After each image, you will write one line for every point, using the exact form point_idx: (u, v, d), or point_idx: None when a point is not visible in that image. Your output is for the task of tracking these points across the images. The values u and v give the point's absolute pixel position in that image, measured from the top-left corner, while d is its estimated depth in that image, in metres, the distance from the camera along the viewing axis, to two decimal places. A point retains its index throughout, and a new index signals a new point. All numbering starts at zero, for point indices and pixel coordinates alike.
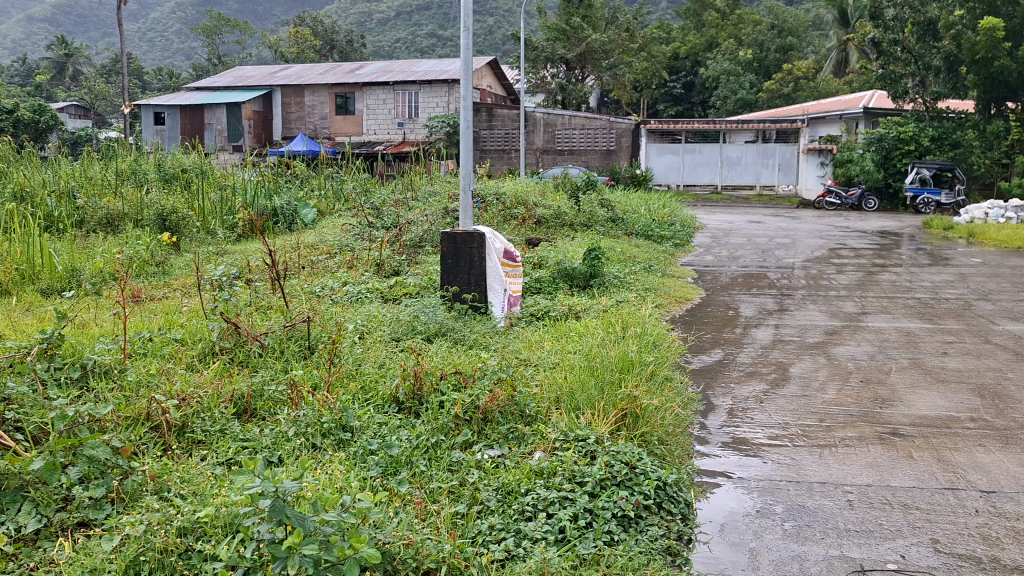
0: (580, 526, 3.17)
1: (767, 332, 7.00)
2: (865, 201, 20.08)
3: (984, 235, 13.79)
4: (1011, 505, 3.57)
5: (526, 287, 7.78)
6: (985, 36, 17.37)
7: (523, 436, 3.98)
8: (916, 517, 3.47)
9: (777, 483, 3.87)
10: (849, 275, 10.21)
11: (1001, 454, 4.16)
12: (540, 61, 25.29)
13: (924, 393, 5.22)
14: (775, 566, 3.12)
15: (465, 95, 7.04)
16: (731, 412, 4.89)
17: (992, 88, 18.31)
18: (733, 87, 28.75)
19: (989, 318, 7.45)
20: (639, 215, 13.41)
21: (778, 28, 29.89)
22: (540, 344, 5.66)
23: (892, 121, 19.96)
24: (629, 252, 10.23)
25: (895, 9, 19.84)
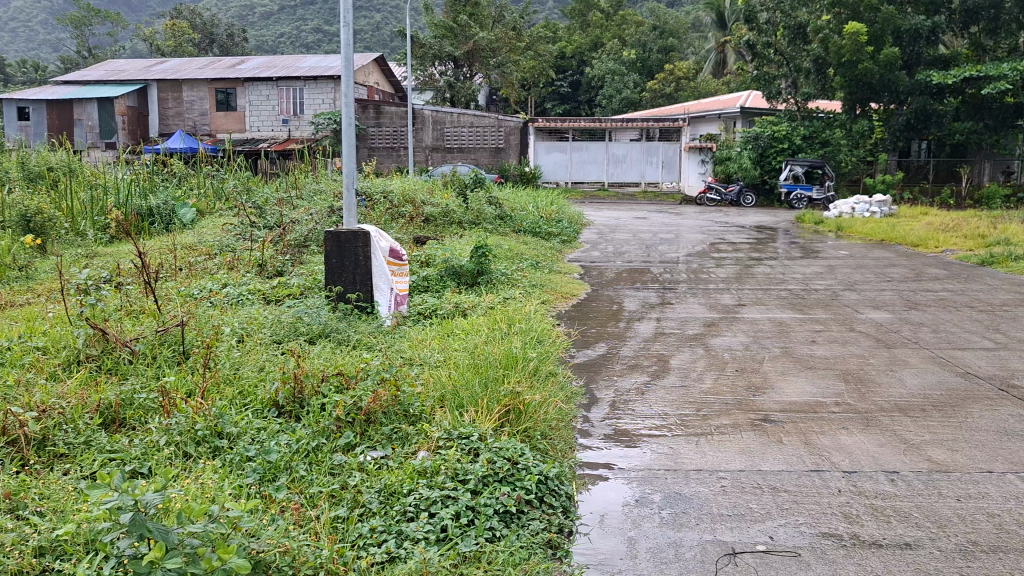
0: (462, 524, 3.15)
1: (649, 325, 7.19)
2: (743, 197, 20.72)
3: (852, 229, 14.61)
4: (869, 484, 3.77)
5: (413, 286, 7.69)
6: (850, 40, 18.30)
7: (407, 436, 3.93)
8: (784, 499, 3.63)
9: (655, 472, 3.97)
10: (728, 268, 10.59)
11: (861, 436, 4.40)
12: (428, 59, 25.21)
13: (794, 379, 5.48)
14: (652, 553, 3.19)
15: (346, 91, 6.89)
16: (613, 405, 4.99)
17: (857, 89, 19.35)
18: (618, 86, 29.40)
19: (854, 307, 7.89)
20: (527, 212, 13.53)
21: (659, 29, 30.62)
22: (426, 343, 5.60)
23: (767, 120, 20.93)
24: (517, 249, 10.30)
25: (768, 12, 20.97)
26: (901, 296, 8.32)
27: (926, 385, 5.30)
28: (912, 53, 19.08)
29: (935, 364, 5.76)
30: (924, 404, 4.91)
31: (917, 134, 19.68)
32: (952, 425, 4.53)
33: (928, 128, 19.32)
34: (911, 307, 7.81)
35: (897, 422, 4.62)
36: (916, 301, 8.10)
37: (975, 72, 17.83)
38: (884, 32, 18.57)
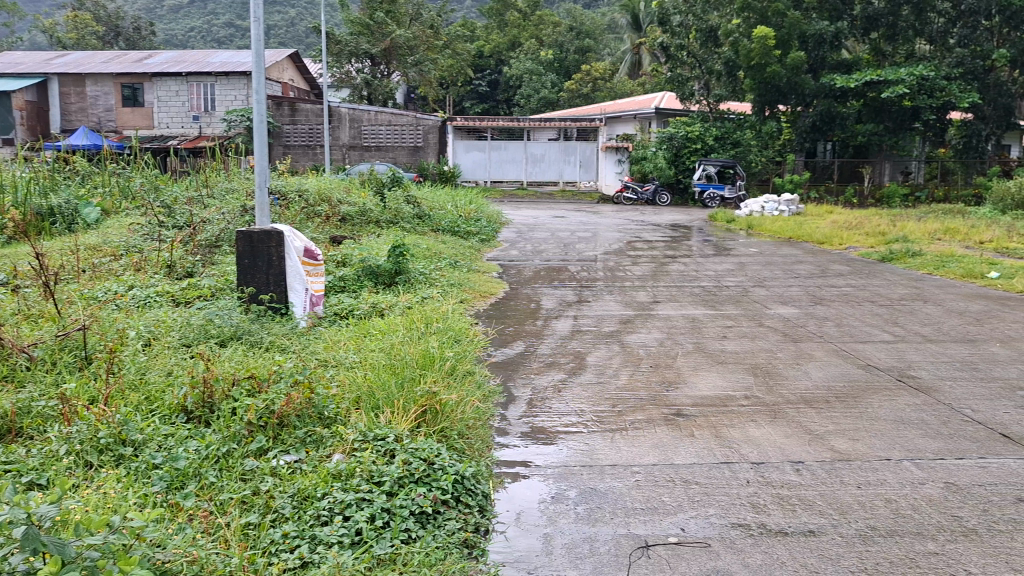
0: (376, 526, 3.11)
1: (565, 323, 7.26)
2: (659, 197, 21.27)
3: (762, 228, 14.96)
4: (776, 474, 3.89)
5: (329, 286, 7.59)
6: (758, 44, 18.82)
7: (321, 439, 3.87)
8: (695, 491, 3.72)
9: (571, 469, 4.02)
10: (643, 266, 10.78)
11: (769, 428, 4.54)
12: (345, 56, 24.86)
13: (706, 374, 5.62)
14: (567, 549, 3.23)
15: (257, 88, 6.73)
16: (530, 403, 5.01)
17: (766, 92, 19.99)
18: (535, 86, 29.65)
19: (763, 302, 8.14)
20: (446, 211, 13.50)
21: (575, 29, 30.93)
22: (342, 343, 5.53)
23: (681, 121, 21.21)
24: (435, 248, 10.26)
25: (680, 16, 21.39)
26: (807, 292, 8.62)
27: (829, 377, 5.51)
28: (817, 57, 19.86)
29: (838, 357, 5.99)
30: (828, 396, 5.09)
31: (822, 135, 20.48)
32: (853, 415, 4.72)
33: (832, 130, 20.21)
34: (816, 302, 8.10)
35: (803, 413, 4.78)
36: (821, 296, 8.40)
37: (876, 76, 18.69)
38: (791, 36, 19.17)
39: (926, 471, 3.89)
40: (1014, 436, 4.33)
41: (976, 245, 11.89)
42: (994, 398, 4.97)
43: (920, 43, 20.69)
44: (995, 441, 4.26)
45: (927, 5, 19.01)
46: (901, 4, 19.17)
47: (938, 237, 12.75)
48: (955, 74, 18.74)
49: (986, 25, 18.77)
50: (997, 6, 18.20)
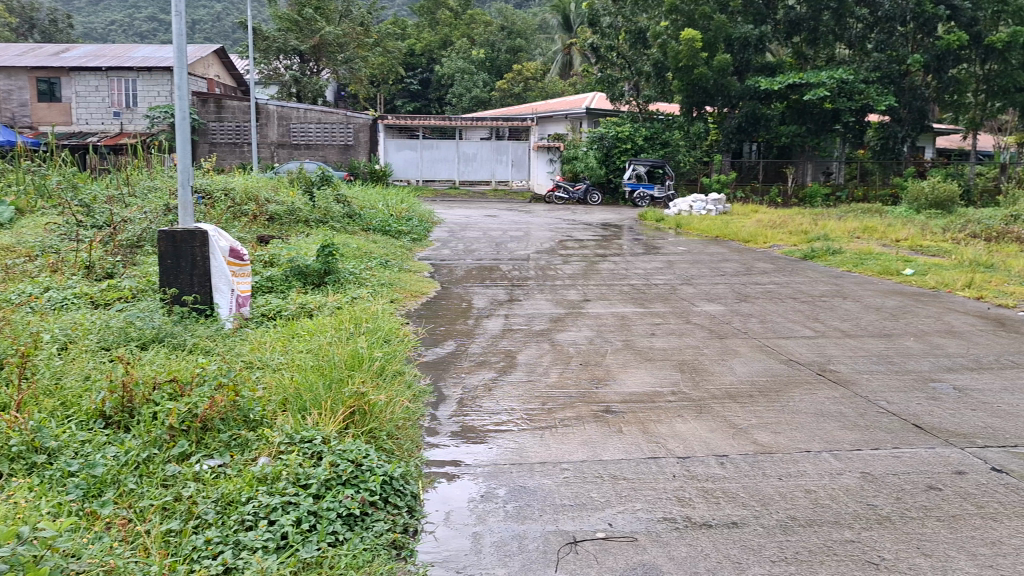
0: (303, 530, 3.06)
1: (496, 322, 7.26)
2: (590, 195, 21.36)
3: (689, 227, 15.21)
4: (701, 468, 3.98)
5: (256, 287, 7.44)
6: (686, 46, 19.18)
7: (246, 442, 3.80)
8: (623, 486, 3.77)
9: (501, 467, 4.03)
10: (574, 265, 10.86)
11: (694, 423, 4.63)
12: (272, 52, 24.35)
13: (634, 371, 5.70)
14: (496, 547, 3.23)
15: (179, 84, 6.55)
16: (461, 402, 5.01)
17: (693, 93, 20.52)
18: (467, 85, 29.58)
19: (690, 300, 8.29)
20: (377, 210, 13.37)
21: (507, 29, 31.00)
22: (269, 345, 5.43)
23: (611, 120, 21.30)
24: (365, 248, 10.15)
25: (610, 18, 21.56)
26: (733, 290, 8.81)
27: (753, 372, 5.64)
28: (742, 60, 20.24)
29: (761, 353, 6.14)
30: (751, 390, 5.22)
31: (748, 135, 20.80)
32: (775, 409, 4.86)
33: (757, 131, 20.60)
34: (741, 299, 8.29)
35: (728, 407, 4.89)
36: (746, 293, 8.60)
37: (799, 78, 19.33)
38: (716, 39, 19.60)
39: (844, 462, 4.01)
40: (926, 426, 4.51)
41: (893, 243, 12.33)
42: (907, 390, 5.17)
43: (840, 47, 21.39)
44: (907, 431, 4.43)
45: (846, 11, 19.76)
46: (822, 9, 19.85)
47: (857, 236, 13.17)
48: (873, 78, 19.43)
49: (902, 31, 19.44)
50: (912, 13, 18.98)
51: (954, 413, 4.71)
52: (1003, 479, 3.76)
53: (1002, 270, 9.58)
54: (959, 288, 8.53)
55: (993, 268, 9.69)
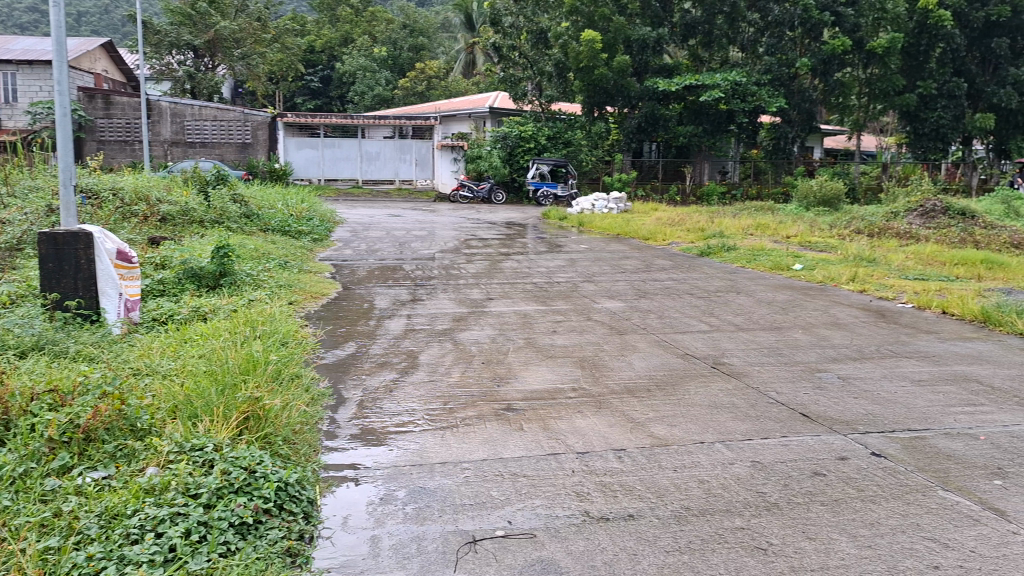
0: (192, 542, 2.94)
1: (398, 323, 7.20)
2: (493, 194, 21.24)
3: (591, 224, 15.45)
4: (600, 462, 4.04)
5: (146, 290, 7.16)
6: (586, 47, 19.47)
7: (133, 453, 3.64)
8: (522, 483, 3.79)
9: (400, 469, 3.99)
10: (478, 264, 10.87)
11: (594, 418, 4.70)
12: (165, 47, 23.49)
13: (536, 368, 5.74)
14: (394, 550, 3.20)
15: (59, 78, 6.22)
16: (360, 404, 4.94)
17: (595, 93, 20.93)
18: (369, 83, 29.27)
19: (591, 297, 8.41)
20: (275, 210, 13.07)
21: (408, 26, 30.37)
22: (160, 350, 5.22)
23: (514, 120, 21.24)
24: (263, 249, 9.91)
25: (512, 17, 21.61)
26: (632, 287, 8.98)
27: (651, 367, 5.76)
28: (641, 62, 20.70)
29: (658, 348, 6.28)
30: (649, 384, 5.33)
31: (647, 136, 21.47)
32: (671, 402, 4.97)
33: (656, 131, 21.22)
34: (640, 296, 8.45)
35: (626, 402, 4.99)
36: (645, 290, 8.78)
37: (694, 81, 19.91)
38: (616, 40, 20.00)
39: (735, 452, 4.14)
40: (812, 414, 4.71)
41: (783, 239, 12.83)
42: (795, 380, 5.39)
43: (733, 50, 22.16)
44: (795, 420, 4.61)
45: (738, 15, 20.50)
46: (715, 13, 20.56)
47: (750, 232, 13.63)
48: (764, 81, 20.31)
49: (790, 35, 20.26)
50: (799, 18, 19.78)
51: (838, 401, 4.92)
52: (882, 463, 3.95)
53: (883, 264, 10.09)
54: (843, 282, 8.93)
55: (875, 263, 10.20)
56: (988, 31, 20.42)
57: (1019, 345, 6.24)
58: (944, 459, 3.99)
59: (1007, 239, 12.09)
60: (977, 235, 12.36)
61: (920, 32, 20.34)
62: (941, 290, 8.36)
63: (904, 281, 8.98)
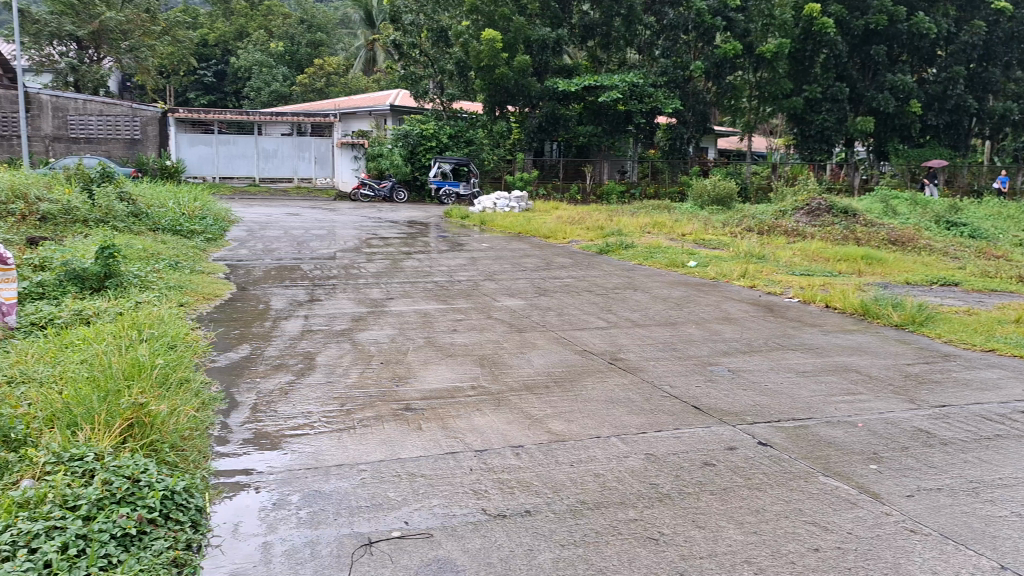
0: (70, 556, 2.78)
1: (295, 323, 7.05)
2: (395, 193, 20.95)
3: (493, 224, 15.43)
4: (498, 460, 4.05)
5: (24, 293, 6.77)
6: (487, 46, 19.49)
7: (6, 466, 3.44)
8: (420, 484, 3.76)
9: (295, 473, 3.90)
10: (378, 263, 10.74)
11: (492, 416, 4.71)
12: (44, 37, 22.17)
13: (435, 367, 5.72)
14: (287, 555, 3.12)
15: None
16: (254, 408, 4.81)
17: (496, 93, 20.99)
18: (266, 79, 28.51)
19: (492, 295, 8.44)
20: (166, 208, 12.58)
21: (306, 22, 29.62)
22: (37, 357, 4.94)
23: (416, 119, 21.11)
24: (152, 249, 9.52)
25: (412, 15, 21.45)
26: (532, 284, 9.05)
27: (549, 364, 5.82)
28: (541, 62, 21.00)
29: (557, 345, 6.35)
30: (547, 381, 5.39)
31: (548, 136, 21.78)
32: (568, 398, 5.04)
33: (557, 131, 21.54)
34: (540, 293, 8.53)
35: (525, 399, 5.03)
36: (545, 287, 8.87)
37: (594, 81, 20.23)
38: (516, 40, 20.09)
39: (630, 445, 4.23)
40: (703, 407, 4.85)
41: (679, 237, 13.18)
42: (688, 374, 5.55)
43: (631, 52, 22.65)
44: (687, 413, 4.74)
45: (635, 18, 20.89)
46: (613, 15, 20.84)
47: (648, 230, 13.96)
48: (660, 83, 20.83)
49: (685, 39, 20.96)
50: (694, 22, 20.53)
51: (728, 393, 5.09)
52: (769, 452, 4.11)
53: (771, 261, 10.48)
54: (735, 278, 9.25)
55: (764, 259, 10.59)
56: (868, 38, 21.50)
57: (894, 336, 6.59)
58: (825, 447, 4.17)
59: (885, 236, 12.75)
60: (858, 233, 12.99)
61: (806, 38, 21.29)
62: (825, 286, 8.75)
63: (791, 277, 9.36)
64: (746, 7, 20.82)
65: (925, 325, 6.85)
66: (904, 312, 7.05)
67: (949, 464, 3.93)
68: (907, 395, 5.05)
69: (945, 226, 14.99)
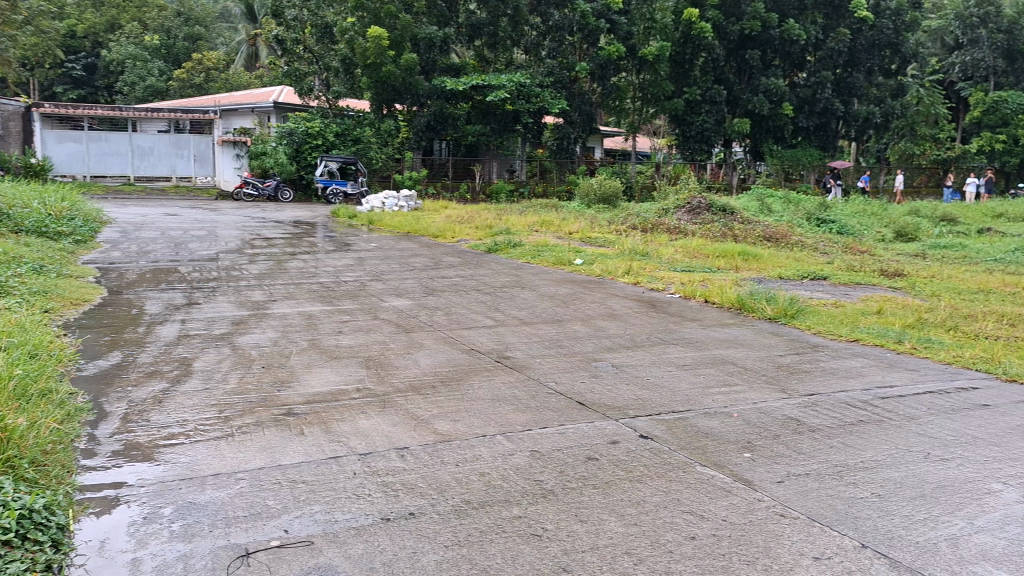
0: None
1: (172, 328, 6.76)
2: (280, 192, 20.28)
3: (381, 224, 15.20)
4: (382, 463, 3.99)
5: None
6: (373, 43, 19.37)
7: None
8: (301, 490, 3.67)
9: (168, 484, 3.73)
10: (261, 264, 10.43)
11: (378, 418, 4.64)
12: None
13: (319, 370, 5.60)
14: (157, 571, 2.98)
15: None
16: (125, 418, 4.58)
17: (382, 91, 20.73)
18: (140, 74, 26.91)
19: (379, 296, 8.34)
20: (30, 209, 11.85)
21: (184, 15, 28.95)
22: None
23: (301, 116, 20.68)
24: (13, 252, 8.92)
25: (294, 10, 21.03)
26: (420, 284, 8.98)
27: (436, 364, 5.79)
28: (428, 60, 20.89)
29: (444, 344, 6.32)
30: (434, 381, 5.36)
31: (437, 134, 21.50)
32: (455, 397, 5.03)
33: (445, 130, 21.32)
34: (428, 293, 8.48)
35: (411, 400, 4.98)
36: (433, 287, 8.83)
37: (480, 80, 20.32)
38: (403, 38, 20.03)
39: (516, 442, 4.25)
40: (587, 402, 4.93)
41: (566, 236, 13.33)
42: (573, 370, 5.63)
43: (517, 52, 22.79)
44: (572, 408, 4.80)
45: (521, 19, 21.14)
46: (500, 15, 21.06)
47: (536, 228, 14.13)
48: (546, 83, 21.06)
49: (569, 40, 21.12)
50: (579, 24, 20.86)
51: (612, 388, 5.19)
52: (649, 445, 4.20)
53: (654, 258, 10.76)
54: (619, 275, 9.44)
55: (647, 256, 10.87)
56: (743, 43, 22.40)
57: (768, 329, 6.89)
58: (702, 438, 4.30)
59: (760, 233, 13.30)
60: (735, 230, 13.50)
61: (686, 42, 22.02)
62: (704, 281, 9.06)
63: (672, 273, 9.63)
64: (629, 10, 21.53)
65: (797, 317, 7.18)
66: (777, 306, 7.38)
67: (816, 450, 4.12)
68: (779, 385, 5.28)
69: (815, 223, 15.78)
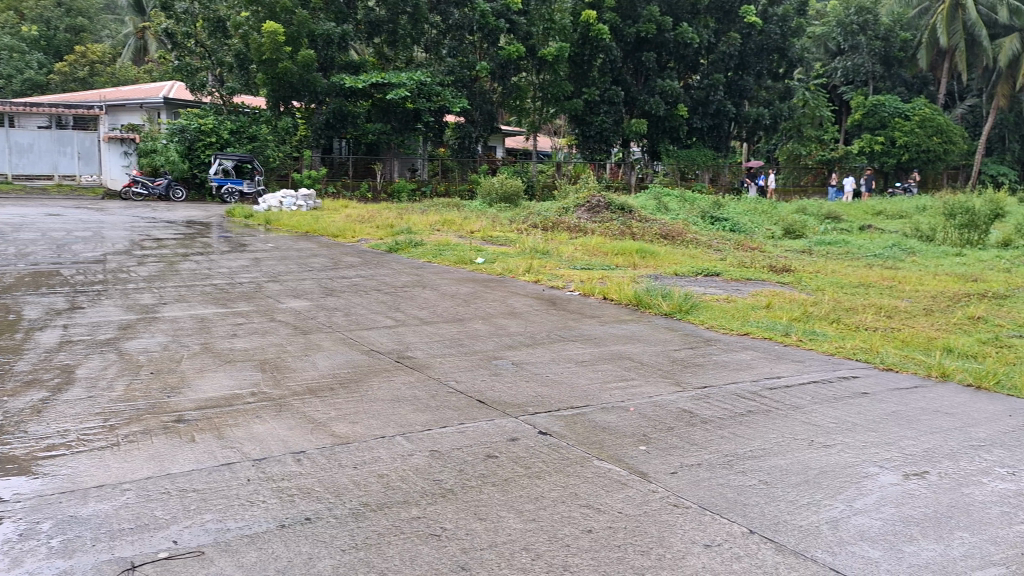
0: None
1: (52, 334, 6.42)
2: (172, 190, 19.59)
3: (278, 224, 14.82)
4: (277, 467, 3.90)
5: None
6: (268, 38, 18.99)
7: None
8: (191, 499, 3.54)
9: (47, 499, 3.55)
10: (150, 266, 10.01)
11: (273, 422, 4.53)
12: None
13: (212, 374, 5.42)
14: None
15: None
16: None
17: (279, 88, 20.27)
18: (17, 66, 25.83)
19: (275, 297, 8.15)
20: None
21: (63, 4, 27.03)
22: None
23: (192, 112, 19.97)
24: None
25: (185, 3, 20.31)
26: (319, 285, 8.82)
27: (335, 365, 5.69)
28: (326, 57, 20.53)
29: (344, 345, 6.23)
30: (332, 383, 5.27)
31: (336, 132, 21.10)
32: (354, 398, 4.96)
33: (345, 128, 20.95)
34: (327, 294, 8.33)
35: (308, 403, 4.88)
36: (332, 287, 8.69)
37: (380, 78, 20.15)
38: (299, 34, 19.69)
39: (415, 443, 4.22)
40: (487, 400, 4.95)
41: (467, 235, 13.32)
42: (473, 368, 5.64)
43: (417, 51, 22.62)
44: (472, 407, 4.81)
45: (422, 17, 20.98)
46: (399, 13, 20.81)
47: (437, 228, 14.08)
48: (447, 82, 21.04)
49: (469, 39, 21.51)
50: (478, 23, 21.08)
51: (511, 386, 5.22)
52: (548, 441, 4.24)
53: (554, 256, 10.88)
54: (520, 273, 9.50)
55: (547, 254, 10.99)
56: (639, 45, 22.88)
57: (663, 324, 7.08)
58: (599, 432, 4.38)
59: (657, 231, 13.62)
60: (633, 228, 13.78)
61: (584, 43, 22.22)
62: (603, 278, 9.22)
63: (572, 271, 9.77)
64: (528, 10, 21.80)
65: (690, 313, 7.40)
66: (672, 301, 7.57)
67: (708, 440, 4.25)
68: (674, 378, 5.43)
69: (710, 221, 16.28)
